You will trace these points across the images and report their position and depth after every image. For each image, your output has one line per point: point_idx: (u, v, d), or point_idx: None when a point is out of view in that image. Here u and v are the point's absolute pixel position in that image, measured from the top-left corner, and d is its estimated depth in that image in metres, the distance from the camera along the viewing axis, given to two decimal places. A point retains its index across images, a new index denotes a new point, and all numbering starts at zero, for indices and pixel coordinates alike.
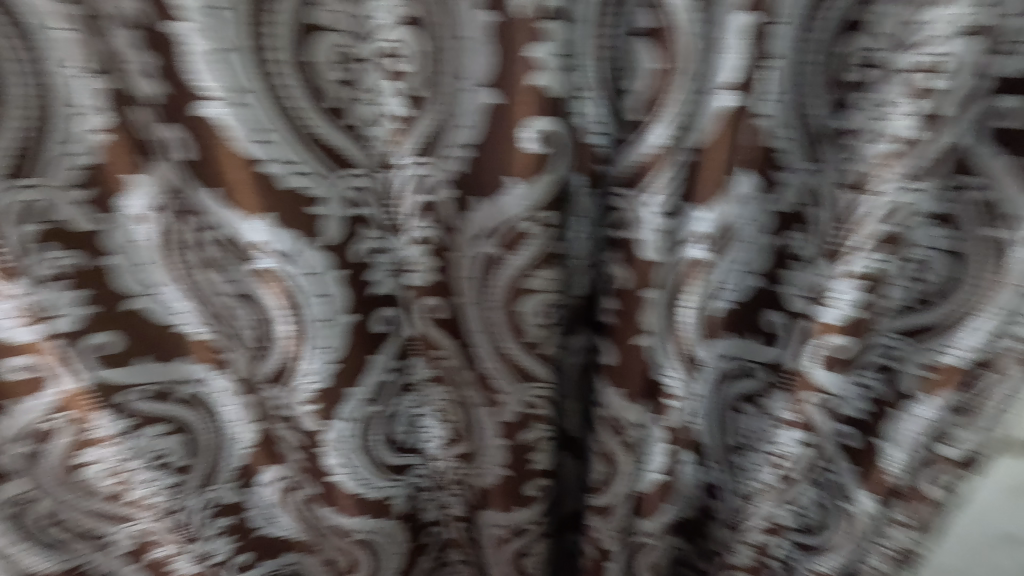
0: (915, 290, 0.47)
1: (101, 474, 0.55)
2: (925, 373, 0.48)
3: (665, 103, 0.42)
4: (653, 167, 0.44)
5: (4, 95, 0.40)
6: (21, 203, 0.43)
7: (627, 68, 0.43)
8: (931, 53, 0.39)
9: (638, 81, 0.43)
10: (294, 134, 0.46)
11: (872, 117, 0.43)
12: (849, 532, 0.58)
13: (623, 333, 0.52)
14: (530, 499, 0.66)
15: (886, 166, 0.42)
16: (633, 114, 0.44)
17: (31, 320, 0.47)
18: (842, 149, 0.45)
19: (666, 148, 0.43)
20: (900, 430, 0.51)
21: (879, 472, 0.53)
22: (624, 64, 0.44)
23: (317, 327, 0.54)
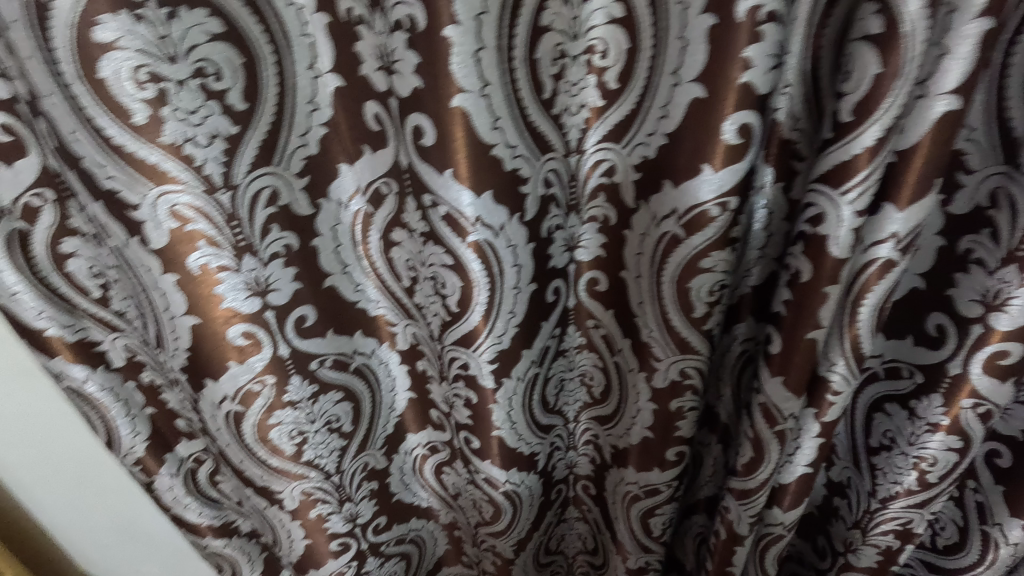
0: None
1: (284, 435, 0.61)
2: None
3: (882, 101, 0.41)
4: (860, 165, 0.43)
5: (263, 94, 0.45)
6: (258, 189, 0.48)
7: (850, 69, 0.41)
8: None
9: (856, 83, 0.41)
10: (520, 121, 0.48)
11: None
12: (984, 557, 0.63)
13: (796, 326, 0.53)
14: (669, 463, 0.67)
15: None
16: (851, 117, 0.42)
17: (255, 292, 0.53)
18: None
19: (875, 148, 0.42)
20: None
21: None
22: (848, 65, 0.41)
23: (509, 293, 0.56)
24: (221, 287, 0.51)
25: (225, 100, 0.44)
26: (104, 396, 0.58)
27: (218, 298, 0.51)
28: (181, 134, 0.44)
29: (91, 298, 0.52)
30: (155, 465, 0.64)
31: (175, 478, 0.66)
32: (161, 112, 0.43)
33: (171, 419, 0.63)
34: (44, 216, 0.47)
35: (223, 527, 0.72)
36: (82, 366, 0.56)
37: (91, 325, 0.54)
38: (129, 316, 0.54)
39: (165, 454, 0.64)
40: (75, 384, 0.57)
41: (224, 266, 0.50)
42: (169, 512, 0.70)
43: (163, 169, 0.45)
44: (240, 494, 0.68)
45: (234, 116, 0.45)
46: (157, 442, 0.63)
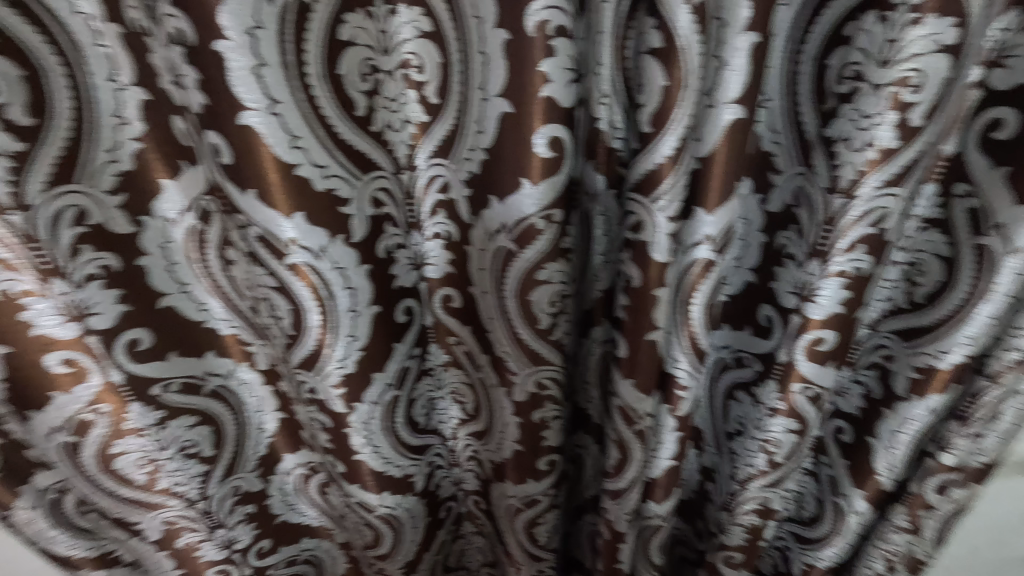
0: (907, 292, 0.51)
1: (132, 464, 0.57)
2: (916, 375, 0.52)
3: (675, 114, 0.43)
4: (664, 174, 0.45)
5: (52, 108, 0.42)
6: (62, 209, 0.45)
7: (644, 83, 0.44)
8: (906, 69, 0.42)
9: (653, 95, 0.44)
10: (324, 139, 0.46)
11: (858, 127, 0.45)
12: (839, 528, 0.63)
13: (637, 329, 0.52)
14: (543, 473, 0.70)
15: (866, 174, 0.45)
16: (651, 125, 0.45)
17: (72, 316, 0.49)
18: (830, 156, 0.48)
19: (678, 156, 0.45)
20: (897, 432, 0.55)
21: (873, 473, 0.58)
22: (641, 79, 0.44)
23: (344, 316, 0.54)
24: (27, 312, 0.47)
25: (4, 115, 0.41)
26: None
27: (27, 325, 0.47)
28: None
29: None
30: (7, 496, 0.53)
31: (36, 511, 0.55)
32: None
33: (17, 448, 0.52)
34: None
35: (99, 559, 0.61)
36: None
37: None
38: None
39: (18, 487, 0.53)
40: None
41: (31, 288, 0.46)
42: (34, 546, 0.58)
43: None
44: (98, 527, 0.59)
45: (23, 130, 0.42)
46: (10, 474, 0.53)
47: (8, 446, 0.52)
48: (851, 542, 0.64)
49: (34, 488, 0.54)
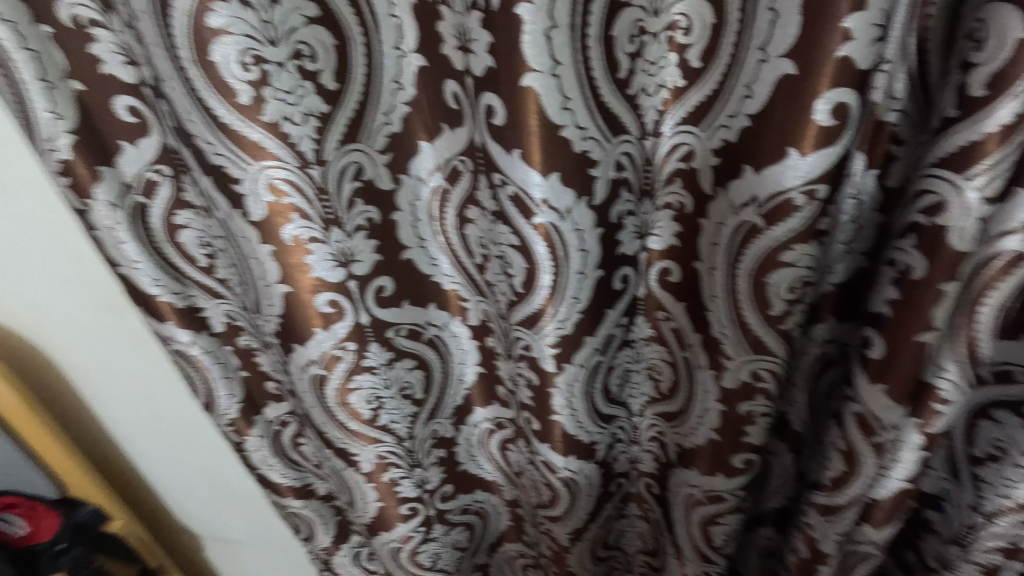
0: None
1: (364, 399, 0.66)
2: None
3: None
4: (990, 148, 0.38)
5: (349, 75, 0.48)
6: (347, 164, 0.52)
7: (982, 35, 0.36)
8: None
9: (1003, 49, 0.35)
10: (589, 104, 0.46)
11: None
12: None
13: (904, 327, 0.46)
14: (736, 470, 0.65)
15: None
16: (981, 91, 0.37)
17: (341, 262, 0.56)
18: None
19: (1009, 127, 0.37)
20: None
21: None
22: (981, 33, 0.36)
23: (574, 279, 0.55)
24: (311, 256, 0.55)
25: (318, 80, 0.48)
26: (206, 358, 0.63)
27: (307, 268, 0.56)
28: (280, 112, 0.47)
29: (197, 267, 0.57)
30: (244, 428, 0.69)
31: (261, 441, 0.70)
32: (260, 91, 0.46)
33: (261, 381, 0.67)
34: (170, 190, 0.52)
35: (298, 488, 0.75)
36: (184, 330, 0.60)
37: (197, 292, 0.59)
38: (230, 282, 0.59)
39: (253, 419, 0.68)
40: (177, 348, 0.62)
41: (315, 237, 0.54)
42: (256, 472, 0.74)
43: (265, 145, 0.48)
44: (320, 458, 0.73)
45: (326, 95, 0.48)
46: (250, 407, 0.68)
47: (256, 377, 0.67)
48: None
49: (265, 418, 0.69)
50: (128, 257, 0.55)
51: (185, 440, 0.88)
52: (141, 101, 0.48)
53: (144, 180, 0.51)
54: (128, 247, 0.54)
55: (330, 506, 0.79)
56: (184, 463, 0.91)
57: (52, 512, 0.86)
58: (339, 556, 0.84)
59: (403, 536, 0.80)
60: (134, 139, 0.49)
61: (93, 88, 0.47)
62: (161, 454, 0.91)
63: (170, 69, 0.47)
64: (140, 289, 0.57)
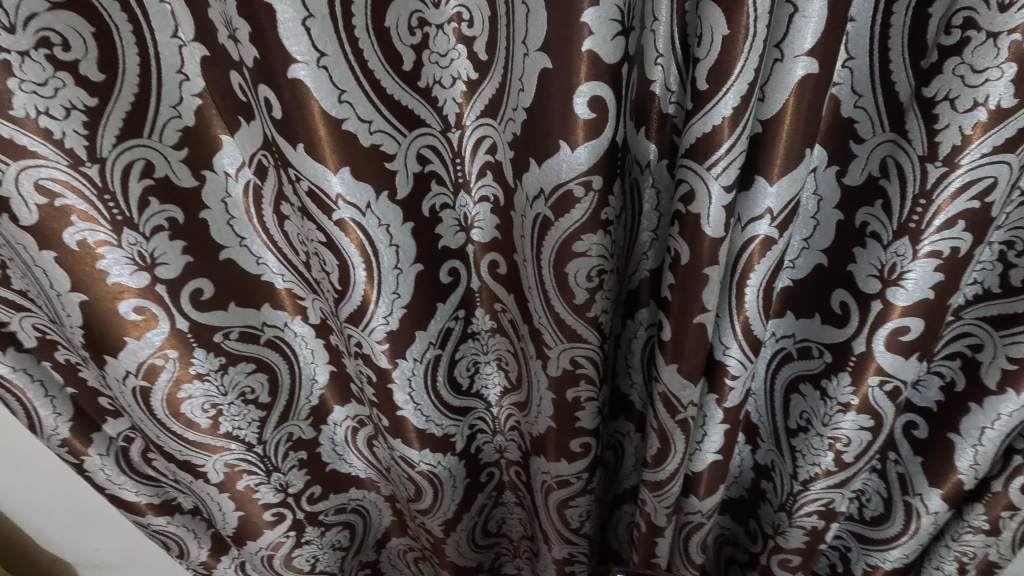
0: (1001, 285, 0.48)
1: (196, 407, 0.62)
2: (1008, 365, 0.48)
3: (735, 67, 0.37)
4: (725, 137, 0.40)
5: (121, 64, 0.45)
6: (133, 160, 0.48)
7: (698, 36, 0.41)
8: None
9: (709, 46, 0.38)
10: (366, 95, 0.44)
11: (966, 83, 0.37)
12: (909, 527, 0.59)
13: (683, 312, 0.49)
14: (576, 454, 0.67)
15: (973, 139, 0.38)
16: (709, 80, 0.38)
17: (140, 266, 0.52)
18: (928, 118, 0.40)
19: (736, 118, 0.39)
20: (976, 425, 0.51)
21: (951, 470, 0.54)
22: (698, 31, 0.40)
23: (390, 275, 0.53)
24: (104, 260, 0.50)
25: (78, 71, 0.43)
26: (20, 377, 0.60)
27: (104, 273, 0.51)
28: (30, 107, 0.42)
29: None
30: (84, 445, 0.65)
31: (106, 459, 0.67)
32: (5, 82, 0.41)
33: (94, 397, 0.65)
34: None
35: (158, 503, 0.72)
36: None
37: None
38: (31, 295, 0.56)
39: (92, 434, 0.66)
40: None
41: (106, 240, 0.49)
42: (106, 491, 0.70)
43: (31, 145, 0.44)
44: (173, 473, 0.69)
45: (93, 88, 0.44)
46: (84, 423, 0.65)
47: (87, 392, 0.64)
48: (921, 542, 0.59)
49: (106, 433, 0.67)
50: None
51: (29, 467, 0.81)
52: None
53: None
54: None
55: (200, 519, 0.76)
56: (30, 491, 0.84)
57: None
58: (221, 568, 0.80)
59: (273, 543, 0.78)
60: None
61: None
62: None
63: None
64: None
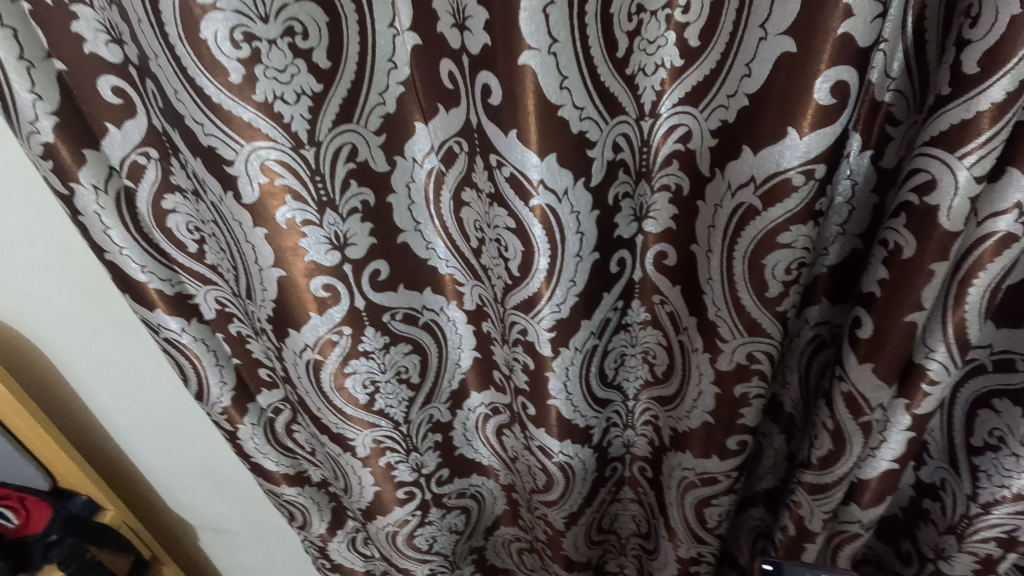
0: None
1: (359, 383, 0.65)
2: None
3: (1022, 47, 0.34)
4: (984, 124, 0.37)
5: (344, 50, 0.47)
6: (339, 145, 0.50)
7: (979, 7, 0.35)
8: None
9: (988, 23, 0.35)
10: (585, 82, 0.44)
11: None
12: None
13: (891, 308, 0.46)
14: (731, 452, 0.65)
15: None
16: (976, 66, 0.36)
17: (334, 245, 0.55)
18: None
19: (1005, 104, 0.36)
20: None
21: None
22: (981, 7, 0.35)
23: (570, 262, 0.54)
24: (304, 239, 0.53)
25: (311, 58, 0.45)
26: (194, 346, 0.65)
27: (302, 251, 0.54)
28: (270, 92, 0.45)
29: (192, 255, 0.59)
30: (237, 414, 0.71)
31: (254, 429, 0.73)
32: (253, 71, 0.44)
33: (255, 368, 0.69)
34: (150, 175, 0.53)
35: (291, 476, 0.78)
36: (175, 318, 0.62)
37: (185, 279, 0.61)
38: (219, 270, 0.60)
39: (245, 406, 0.71)
40: (167, 334, 0.64)
41: (306, 219, 0.52)
42: (247, 460, 0.76)
43: (255, 125, 0.46)
44: (313, 443, 0.74)
45: (317, 74, 0.46)
46: (241, 394, 0.70)
47: (247, 364, 0.68)
48: None
49: (260, 404, 0.72)
50: (118, 244, 0.56)
51: (178, 435, 0.89)
52: (125, 82, 0.48)
53: (129, 165, 0.52)
54: (116, 234, 0.55)
55: (325, 492, 0.81)
56: (174, 456, 0.92)
57: (46, 501, 0.84)
58: (334, 544, 0.86)
59: (399, 521, 0.80)
60: (121, 122, 0.49)
61: (71, 71, 0.47)
62: (150, 449, 0.91)
63: (153, 43, 0.45)
64: (124, 275, 0.59)
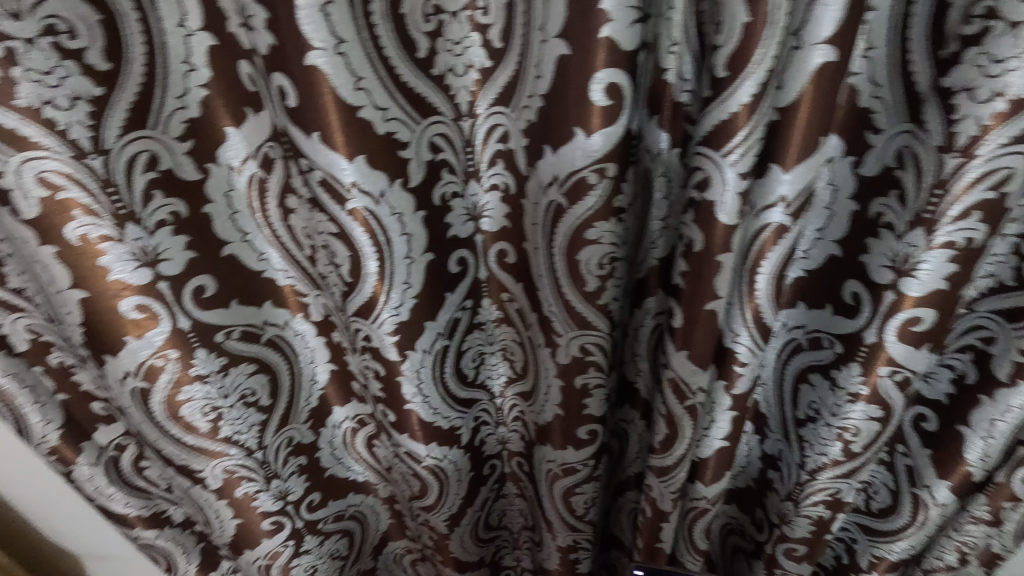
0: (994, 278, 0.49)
1: (197, 410, 0.60)
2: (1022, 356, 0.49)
3: (757, 54, 0.38)
4: (740, 125, 0.41)
5: (125, 53, 0.43)
6: (138, 152, 0.47)
7: (722, 19, 0.39)
8: None
9: (731, 33, 0.39)
10: (383, 80, 0.43)
11: (985, 74, 0.38)
12: (917, 518, 0.60)
13: (695, 298, 0.49)
14: (582, 443, 0.67)
15: (989, 131, 0.39)
16: (727, 70, 0.40)
17: (144, 261, 0.51)
18: (945, 109, 0.41)
19: (755, 104, 0.40)
20: (985, 415, 0.52)
21: (960, 461, 0.55)
22: (719, 16, 0.39)
23: (400, 264, 0.53)
24: (108, 255, 0.49)
25: (83, 59, 0.42)
26: (11, 383, 0.58)
27: (106, 269, 0.50)
28: (37, 95, 0.42)
29: None
30: (70, 454, 0.62)
31: (94, 469, 0.64)
32: (11, 71, 0.40)
33: (87, 402, 0.62)
34: None
35: (150, 517, 0.69)
36: None
37: None
38: (31, 293, 0.54)
39: (81, 444, 0.62)
40: None
41: (106, 234, 0.48)
42: (93, 500, 0.67)
43: (25, 133, 0.43)
44: (166, 479, 0.67)
45: (95, 77, 0.43)
46: (74, 433, 0.62)
47: (80, 396, 0.62)
48: (925, 535, 0.61)
49: (94, 444, 0.63)
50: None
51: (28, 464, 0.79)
52: None
53: None
54: None
55: (190, 532, 0.73)
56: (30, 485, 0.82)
57: None
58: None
59: (272, 552, 0.75)
60: None
61: None
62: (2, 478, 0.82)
63: None
64: None
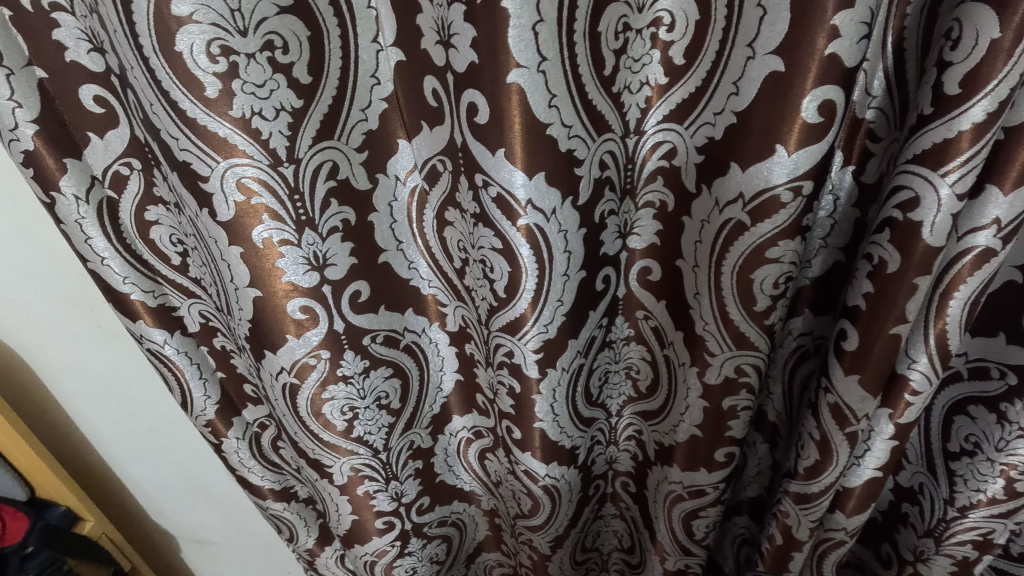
0: None
1: (337, 410, 0.62)
2: None
3: (1000, 71, 0.35)
4: (964, 144, 0.38)
5: (328, 68, 0.46)
6: (319, 162, 0.49)
7: (961, 36, 0.36)
8: None
9: (968, 47, 0.36)
10: (573, 100, 0.45)
11: None
12: None
13: (878, 323, 0.47)
14: (717, 464, 0.65)
15: None
16: None
17: (312, 267, 0.53)
18: None
19: (983, 125, 0.37)
20: None
21: None
22: (957, 32, 0.36)
23: (557, 281, 0.53)
24: (280, 260, 0.51)
25: (292, 73, 0.44)
26: (179, 357, 0.60)
27: (277, 273, 0.52)
28: (247, 108, 0.44)
29: (173, 263, 0.55)
30: (221, 428, 0.65)
31: (240, 441, 0.67)
32: (229, 86, 0.43)
33: (239, 382, 0.64)
34: (127, 185, 0.50)
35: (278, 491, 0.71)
36: (159, 328, 0.58)
37: (170, 290, 0.57)
38: (207, 280, 0.56)
39: (231, 419, 0.65)
40: (154, 346, 0.59)
41: (283, 240, 0.50)
42: (235, 475, 0.70)
43: (235, 142, 0.45)
44: (298, 462, 0.69)
45: (298, 90, 0.45)
46: (227, 408, 0.65)
47: (235, 376, 0.63)
48: None
49: (245, 415, 0.65)
50: (100, 252, 0.53)
51: (170, 442, 0.86)
52: (107, 92, 0.46)
53: (114, 173, 0.49)
54: (98, 243, 0.52)
55: (313, 509, 0.74)
56: (157, 466, 0.88)
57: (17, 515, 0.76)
58: (322, 559, 0.79)
59: (377, 551, 0.76)
60: (103, 132, 0.47)
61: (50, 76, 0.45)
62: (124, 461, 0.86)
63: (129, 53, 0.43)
64: (107, 287, 0.55)
